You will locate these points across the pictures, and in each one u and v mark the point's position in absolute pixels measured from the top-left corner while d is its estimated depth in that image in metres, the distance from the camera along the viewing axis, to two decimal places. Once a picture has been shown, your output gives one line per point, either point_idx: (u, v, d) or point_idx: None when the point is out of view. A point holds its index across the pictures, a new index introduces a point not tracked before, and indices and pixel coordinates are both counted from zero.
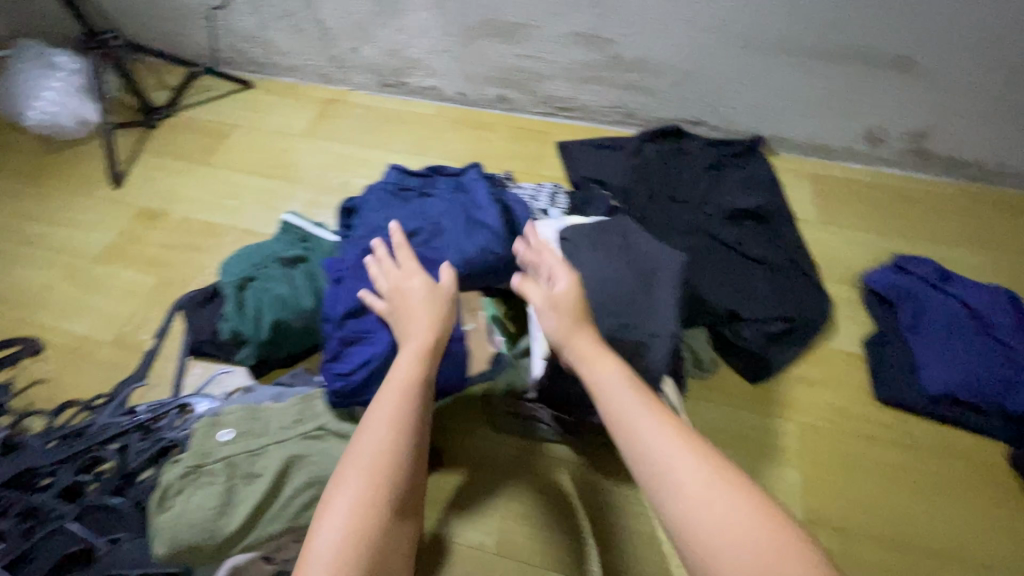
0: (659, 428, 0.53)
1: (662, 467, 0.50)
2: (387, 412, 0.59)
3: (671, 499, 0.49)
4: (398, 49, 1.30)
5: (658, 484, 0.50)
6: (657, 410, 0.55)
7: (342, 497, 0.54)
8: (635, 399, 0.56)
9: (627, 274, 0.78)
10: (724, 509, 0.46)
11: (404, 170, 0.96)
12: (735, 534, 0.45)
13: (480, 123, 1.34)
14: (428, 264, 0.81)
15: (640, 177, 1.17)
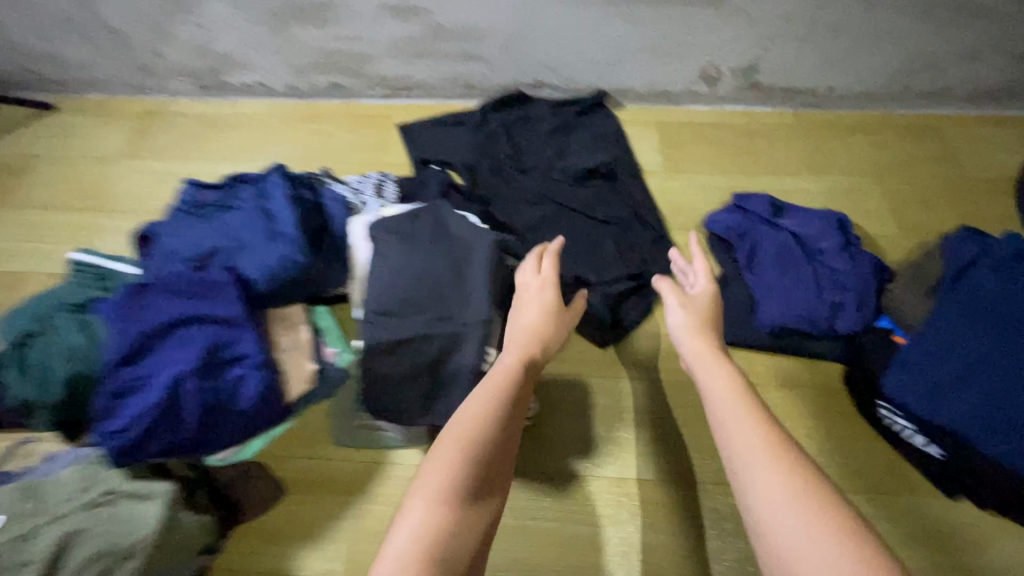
0: (744, 415, 0.52)
1: (750, 449, 0.49)
2: (484, 409, 0.56)
3: (767, 479, 0.46)
4: (205, 46, 1.17)
5: (739, 471, 0.48)
6: (749, 401, 0.54)
7: (434, 500, 0.49)
8: (733, 392, 0.56)
9: (437, 262, 0.72)
10: (803, 492, 0.45)
11: (202, 184, 0.87)
12: (810, 521, 0.43)
13: (316, 116, 1.24)
14: (219, 284, 0.72)
15: (484, 151, 1.10)
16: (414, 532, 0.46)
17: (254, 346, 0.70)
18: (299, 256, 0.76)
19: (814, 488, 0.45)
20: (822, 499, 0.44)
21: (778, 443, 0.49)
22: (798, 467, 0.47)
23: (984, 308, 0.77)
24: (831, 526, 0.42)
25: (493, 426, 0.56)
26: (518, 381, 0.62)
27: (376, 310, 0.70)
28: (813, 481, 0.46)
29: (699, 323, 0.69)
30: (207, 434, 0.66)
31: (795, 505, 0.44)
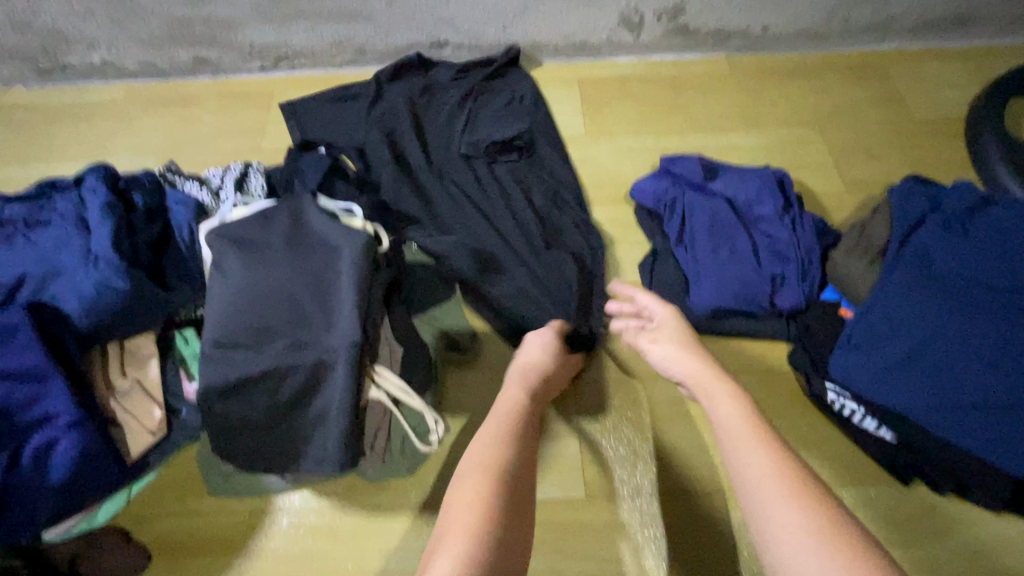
0: (753, 440, 0.48)
1: (769, 479, 0.44)
2: (484, 459, 0.49)
3: (780, 511, 0.42)
4: (25, 20, 0.95)
5: (752, 506, 0.44)
6: (755, 425, 0.49)
7: (472, 523, 0.43)
8: (743, 417, 0.51)
9: (292, 276, 0.59)
10: (821, 529, 0.40)
11: (4, 195, 0.69)
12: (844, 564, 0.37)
13: (182, 98, 1.05)
14: (9, 327, 0.56)
15: (381, 133, 0.90)
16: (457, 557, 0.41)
17: (64, 402, 0.55)
18: (121, 280, 0.61)
19: (834, 520, 0.41)
20: (845, 537, 0.39)
21: (791, 472, 0.45)
22: (812, 497, 0.43)
23: (943, 276, 0.68)
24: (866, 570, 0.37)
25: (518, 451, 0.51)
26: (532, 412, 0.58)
27: (218, 344, 0.57)
28: (835, 518, 0.41)
29: (686, 344, 0.63)
30: (10, 519, 0.53)
31: (809, 546, 0.39)
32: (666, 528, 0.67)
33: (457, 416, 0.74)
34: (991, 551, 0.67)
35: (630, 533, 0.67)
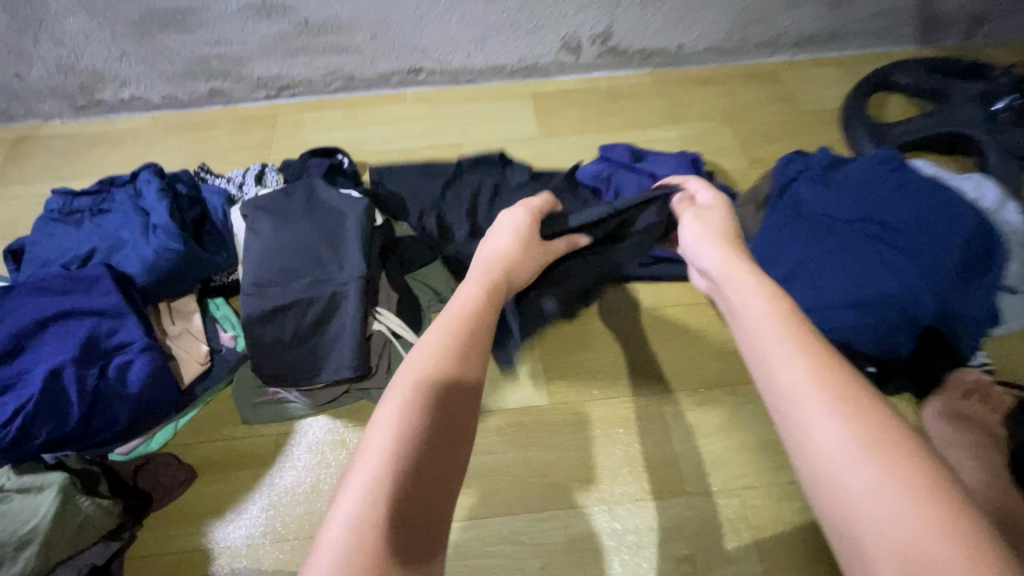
0: (797, 357, 0.42)
1: (805, 387, 0.40)
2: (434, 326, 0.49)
3: (822, 421, 0.38)
4: (68, 63, 1.14)
5: (790, 412, 0.40)
6: (795, 326, 0.45)
7: (413, 370, 0.44)
8: (782, 321, 0.46)
9: (312, 232, 0.77)
10: (872, 441, 0.36)
11: (71, 192, 0.86)
12: (893, 478, 0.34)
13: (200, 123, 1.25)
14: (90, 279, 0.72)
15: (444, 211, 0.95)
16: (394, 425, 0.40)
17: (137, 332, 0.71)
18: (176, 244, 0.78)
19: (881, 427, 0.36)
20: (902, 450, 0.35)
21: (837, 379, 0.40)
22: (859, 404, 0.38)
23: (809, 215, 0.88)
24: (919, 492, 0.33)
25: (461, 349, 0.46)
26: (486, 314, 0.51)
27: (256, 284, 0.74)
28: (883, 426, 0.37)
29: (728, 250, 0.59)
30: (98, 421, 0.68)
31: (861, 461, 0.35)
32: (616, 424, 0.83)
33: None
34: None
35: (586, 427, 0.83)
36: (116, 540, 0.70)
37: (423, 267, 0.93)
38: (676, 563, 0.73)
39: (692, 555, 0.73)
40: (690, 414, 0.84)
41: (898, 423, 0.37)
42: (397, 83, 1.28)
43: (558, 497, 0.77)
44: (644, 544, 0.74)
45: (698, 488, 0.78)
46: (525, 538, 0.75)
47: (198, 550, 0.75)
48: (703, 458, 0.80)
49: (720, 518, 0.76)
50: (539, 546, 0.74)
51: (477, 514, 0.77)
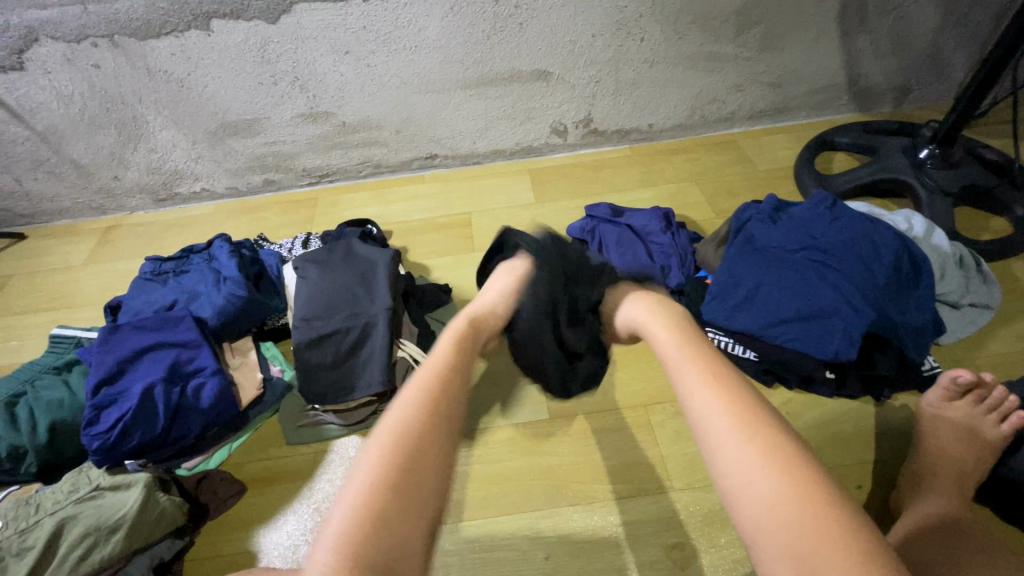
0: (706, 386, 0.54)
1: (719, 423, 0.51)
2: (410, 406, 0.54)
3: (732, 446, 0.49)
4: (157, 166, 1.43)
5: (707, 439, 0.51)
6: (715, 367, 0.56)
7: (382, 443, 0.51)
8: (694, 362, 0.58)
9: (350, 278, 0.97)
10: (781, 469, 0.46)
11: (160, 259, 1.08)
12: (779, 491, 0.45)
13: (255, 208, 1.51)
14: (176, 320, 0.92)
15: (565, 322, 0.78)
16: (363, 483, 0.47)
17: (210, 359, 0.89)
18: (242, 292, 0.97)
19: (780, 453, 0.47)
20: (789, 468, 0.46)
21: (746, 405, 0.52)
22: (760, 436, 0.49)
23: (762, 249, 1.06)
24: (800, 506, 0.44)
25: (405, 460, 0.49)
26: (439, 411, 0.54)
27: (303, 319, 0.92)
28: (784, 452, 0.48)
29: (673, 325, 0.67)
30: (175, 432, 0.84)
31: (758, 476, 0.46)
32: (606, 432, 0.95)
33: None
34: (832, 426, 0.95)
35: (581, 437, 0.94)
36: (180, 539, 0.80)
37: (439, 309, 1.12)
38: (667, 550, 0.81)
39: (682, 543, 0.82)
40: (671, 421, 0.95)
41: (789, 440, 0.49)
42: (417, 167, 1.54)
43: (556, 496, 0.88)
44: (637, 534, 0.83)
45: (682, 484, 0.88)
46: (529, 533, 0.84)
47: (242, 555, 0.84)
48: (685, 459, 0.90)
49: (705, 510, 0.85)
50: (543, 538, 0.84)
51: (488, 513, 0.87)
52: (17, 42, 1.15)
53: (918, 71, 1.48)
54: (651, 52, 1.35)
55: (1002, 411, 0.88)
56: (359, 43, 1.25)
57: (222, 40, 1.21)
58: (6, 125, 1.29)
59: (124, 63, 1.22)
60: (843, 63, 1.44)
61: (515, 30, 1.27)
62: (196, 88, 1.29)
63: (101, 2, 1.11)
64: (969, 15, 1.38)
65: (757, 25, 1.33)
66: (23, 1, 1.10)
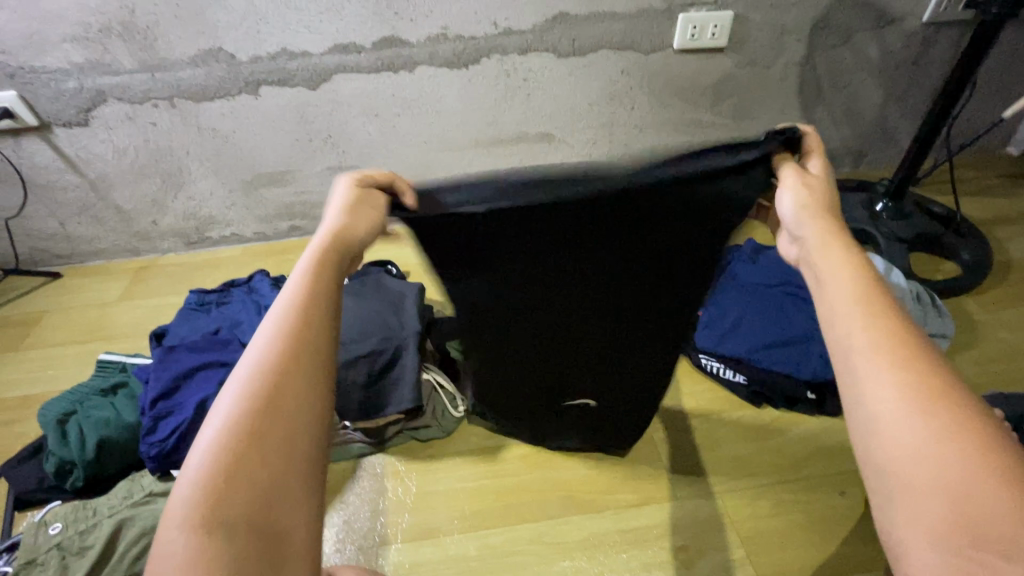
0: (860, 315, 0.42)
1: (879, 359, 0.39)
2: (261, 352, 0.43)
3: (877, 387, 0.38)
4: (193, 212, 1.56)
5: (854, 372, 0.40)
6: (872, 295, 0.43)
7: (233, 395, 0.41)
8: (858, 285, 0.44)
9: (383, 306, 1.09)
10: (941, 412, 0.36)
11: (204, 291, 1.18)
12: (946, 455, 0.34)
13: (281, 251, 1.63)
14: (224, 344, 1.01)
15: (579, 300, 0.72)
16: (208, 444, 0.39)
17: None
18: None
19: (956, 411, 0.36)
20: (963, 426, 0.35)
21: (907, 344, 0.40)
22: (930, 381, 0.38)
23: (745, 284, 1.20)
24: (986, 479, 0.33)
25: (239, 464, 0.39)
26: (304, 338, 0.44)
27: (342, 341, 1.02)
28: (952, 398, 0.37)
29: (826, 234, 0.49)
30: None
31: (915, 423, 0.36)
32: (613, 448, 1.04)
33: None
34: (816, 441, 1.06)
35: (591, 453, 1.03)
36: None
37: None
38: (673, 552, 0.89)
39: (686, 545, 0.90)
40: (672, 438, 1.05)
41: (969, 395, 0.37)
42: None
43: (571, 505, 0.96)
44: (645, 537, 0.91)
45: (683, 492, 0.97)
46: (547, 538, 0.92)
47: None
48: (685, 470, 1.00)
49: (706, 515, 0.93)
50: (559, 543, 0.91)
51: (508, 522, 0.94)
52: (86, 102, 1.31)
53: (870, 138, 1.71)
54: (640, 119, 1.56)
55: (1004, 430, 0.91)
56: (387, 107, 1.43)
57: (266, 102, 1.38)
58: (63, 174, 1.43)
59: (178, 121, 1.38)
60: (806, 130, 1.66)
61: (523, 98, 1.47)
62: (238, 143, 1.44)
63: (167, 71, 1.29)
64: (909, 92, 1.62)
65: (730, 98, 1.55)
66: (98, 69, 1.27)
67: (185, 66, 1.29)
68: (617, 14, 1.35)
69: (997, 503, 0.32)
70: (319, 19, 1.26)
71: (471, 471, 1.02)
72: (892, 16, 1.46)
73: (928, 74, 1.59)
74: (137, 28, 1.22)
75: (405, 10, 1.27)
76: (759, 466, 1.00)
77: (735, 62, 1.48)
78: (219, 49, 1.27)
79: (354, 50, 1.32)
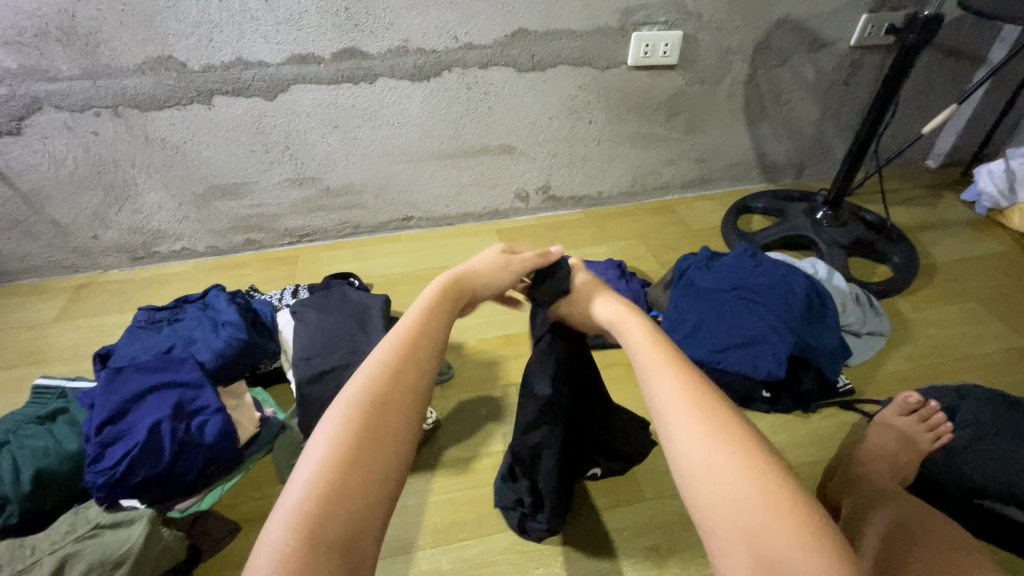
0: (677, 384, 0.54)
1: (684, 413, 0.51)
2: (358, 404, 0.51)
3: (692, 439, 0.49)
4: (139, 226, 1.48)
5: (671, 427, 0.52)
6: (678, 363, 0.58)
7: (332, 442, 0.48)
8: (665, 359, 0.59)
9: (347, 319, 1.07)
10: (733, 452, 0.47)
11: (154, 308, 1.12)
12: (746, 490, 0.45)
13: (237, 265, 1.57)
14: (179, 364, 0.96)
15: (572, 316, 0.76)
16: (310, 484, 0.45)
17: (213, 398, 0.93)
18: (241, 335, 1.03)
19: (742, 447, 0.48)
20: (751, 460, 0.47)
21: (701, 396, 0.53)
22: (725, 427, 0.50)
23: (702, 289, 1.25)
24: (766, 501, 0.44)
25: (338, 505, 0.44)
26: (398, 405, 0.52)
27: (304, 358, 1.00)
28: (737, 438, 0.49)
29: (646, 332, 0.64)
30: (179, 466, 0.87)
31: (719, 460, 0.47)
32: None
33: (441, 414, 1.13)
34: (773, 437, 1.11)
35: None
36: None
37: None
38: (645, 552, 0.91)
39: (656, 545, 0.92)
40: None
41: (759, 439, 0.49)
42: (393, 228, 1.68)
43: None
44: (614, 541, 0.92)
45: (652, 494, 0.99)
46: (521, 547, 0.92)
47: None
48: (653, 472, 1.03)
49: (673, 514, 0.96)
50: (534, 551, 0.91)
51: (482, 532, 0.94)
52: (19, 110, 1.23)
53: (809, 151, 1.83)
54: (598, 132, 1.61)
55: (937, 431, 0.99)
56: (348, 119, 1.42)
57: (220, 113, 1.33)
58: None
59: (124, 131, 1.31)
60: (751, 143, 1.76)
61: (485, 111, 1.49)
62: (189, 155, 1.39)
63: (112, 78, 1.23)
64: (842, 109, 1.75)
65: (682, 112, 1.63)
66: (33, 76, 1.20)
67: (130, 74, 1.23)
68: (574, 31, 1.39)
69: (776, 523, 0.42)
70: (277, 29, 1.24)
71: (443, 483, 1.01)
72: (824, 40, 1.58)
73: (857, 93, 1.72)
74: (78, 33, 1.16)
75: (366, 22, 1.27)
76: None
77: (686, 80, 1.56)
78: (169, 57, 1.23)
79: (314, 62, 1.31)
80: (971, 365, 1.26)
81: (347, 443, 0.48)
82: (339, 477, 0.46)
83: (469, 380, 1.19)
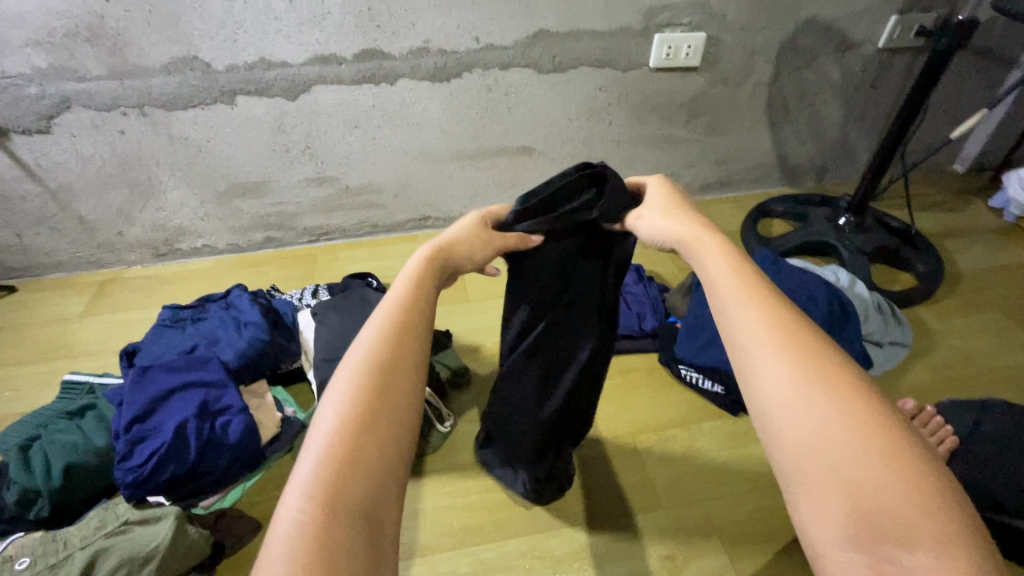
0: (756, 311, 0.44)
1: (765, 346, 0.42)
2: (369, 356, 0.45)
3: (773, 378, 0.40)
4: (161, 223, 1.51)
5: (748, 363, 0.42)
6: (751, 283, 0.47)
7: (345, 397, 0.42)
8: (739, 279, 0.48)
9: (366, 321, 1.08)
10: (830, 395, 0.38)
11: (178, 306, 1.14)
12: (848, 441, 0.36)
13: (257, 263, 1.59)
14: (203, 364, 0.98)
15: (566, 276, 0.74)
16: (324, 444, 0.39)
17: (236, 398, 0.95)
18: (263, 335, 1.05)
19: (842, 389, 0.38)
20: (849, 400, 0.37)
21: (789, 330, 0.43)
22: (819, 365, 0.40)
23: None
24: (878, 456, 0.34)
25: (356, 467, 0.38)
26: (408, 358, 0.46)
27: (325, 359, 1.01)
28: (834, 377, 0.39)
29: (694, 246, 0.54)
30: (203, 464, 0.89)
31: (811, 404, 0.38)
32: (599, 460, 1.05)
33: (458, 417, 1.14)
34: None
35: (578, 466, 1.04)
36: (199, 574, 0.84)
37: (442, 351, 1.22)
38: (661, 561, 0.91)
39: (673, 554, 0.92)
40: (655, 449, 1.07)
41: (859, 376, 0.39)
42: (411, 227, 1.68)
43: (561, 518, 0.97)
44: (631, 549, 0.93)
45: (669, 502, 0.99)
46: (538, 552, 0.92)
47: None
48: (670, 480, 1.02)
49: (690, 524, 0.96)
50: (550, 556, 0.92)
51: (498, 537, 0.94)
52: (48, 109, 1.25)
53: (832, 153, 1.80)
54: (618, 133, 1.60)
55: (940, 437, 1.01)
56: (368, 119, 1.42)
57: (242, 112, 1.34)
58: (20, 183, 1.35)
59: (148, 130, 1.33)
60: (772, 146, 1.74)
61: (504, 112, 1.48)
62: (212, 153, 1.40)
63: (138, 78, 1.25)
64: (867, 112, 1.71)
65: (703, 114, 1.61)
66: (62, 75, 1.21)
67: (156, 74, 1.25)
68: (596, 32, 1.38)
69: (881, 477, 0.34)
70: (300, 30, 1.24)
71: (460, 486, 1.02)
72: (851, 41, 1.55)
73: (883, 96, 1.68)
74: (106, 34, 1.18)
75: (388, 23, 1.27)
76: (739, 474, 1.03)
77: (708, 82, 1.54)
78: (194, 57, 1.24)
79: (335, 62, 1.31)
80: (996, 378, 1.23)
81: (362, 397, 0.42)
82: (353, 437, 0.40)
83: (486, 383, 1.20)
